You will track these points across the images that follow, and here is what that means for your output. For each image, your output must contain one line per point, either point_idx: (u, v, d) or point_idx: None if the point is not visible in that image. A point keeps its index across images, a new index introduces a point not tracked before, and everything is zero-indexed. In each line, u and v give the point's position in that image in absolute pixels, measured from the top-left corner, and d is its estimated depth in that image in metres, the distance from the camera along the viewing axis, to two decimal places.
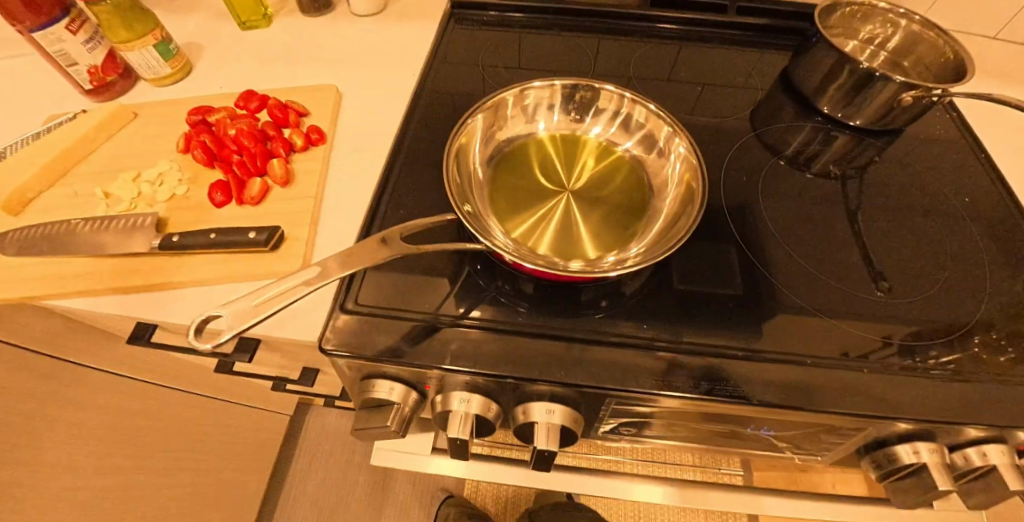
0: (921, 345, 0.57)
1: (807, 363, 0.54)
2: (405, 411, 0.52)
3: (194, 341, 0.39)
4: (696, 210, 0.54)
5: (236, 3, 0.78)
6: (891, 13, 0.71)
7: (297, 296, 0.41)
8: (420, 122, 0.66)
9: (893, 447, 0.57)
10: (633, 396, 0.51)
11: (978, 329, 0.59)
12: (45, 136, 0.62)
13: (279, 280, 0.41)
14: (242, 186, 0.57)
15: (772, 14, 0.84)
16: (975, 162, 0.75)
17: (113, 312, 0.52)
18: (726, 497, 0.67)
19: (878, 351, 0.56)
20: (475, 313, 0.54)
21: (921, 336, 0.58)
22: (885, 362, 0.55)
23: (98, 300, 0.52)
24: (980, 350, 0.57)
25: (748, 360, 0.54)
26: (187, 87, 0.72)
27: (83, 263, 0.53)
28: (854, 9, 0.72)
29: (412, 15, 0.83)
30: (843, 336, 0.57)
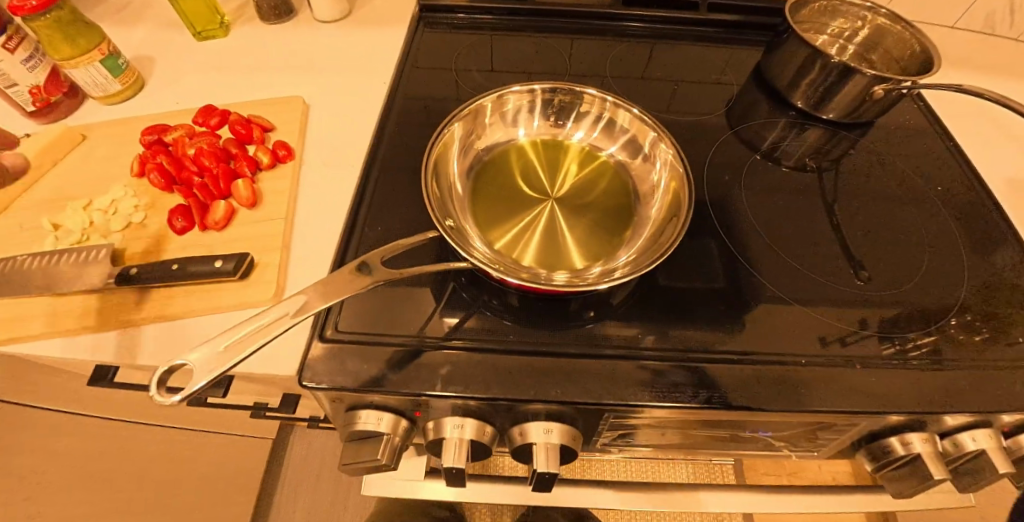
0: (897, 331, 0.57)
1: (796, 362, 0.53)
2: (392, 441, 0.48)
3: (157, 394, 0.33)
4: (682, 219, 0.51)
5: (188, 13, 0.73)
6: (858, 8, 0.71)
7: (280, 330, 0.36)
8: (393, 131, 0.63)
9: (886, 440, 0.56)
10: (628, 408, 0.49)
11: (955, 313, 0.59)
12: None
13: (257, 315, 0.37)
14: (205, 210, 0.53)
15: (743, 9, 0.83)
16: (942, 148, 0.76)
17: (65, 357, 0.47)
18: (734, 498, 0.65)
19: (852, 333, 0.56)
20: (462, 333, 0.51)
21: (896, 322, 0.58)
22: (859, 344, 0.55)
23: (47, 344, 0.47)
24: (956, 332, 0.57)
25: (734, 362, 0.52)
26: (140, 104, 0.67)
27: (31, 303, 0.48)
28: (822, 4, 0.72)
29: (378, 19, 0.80)
30: (799, 318, 0.57)
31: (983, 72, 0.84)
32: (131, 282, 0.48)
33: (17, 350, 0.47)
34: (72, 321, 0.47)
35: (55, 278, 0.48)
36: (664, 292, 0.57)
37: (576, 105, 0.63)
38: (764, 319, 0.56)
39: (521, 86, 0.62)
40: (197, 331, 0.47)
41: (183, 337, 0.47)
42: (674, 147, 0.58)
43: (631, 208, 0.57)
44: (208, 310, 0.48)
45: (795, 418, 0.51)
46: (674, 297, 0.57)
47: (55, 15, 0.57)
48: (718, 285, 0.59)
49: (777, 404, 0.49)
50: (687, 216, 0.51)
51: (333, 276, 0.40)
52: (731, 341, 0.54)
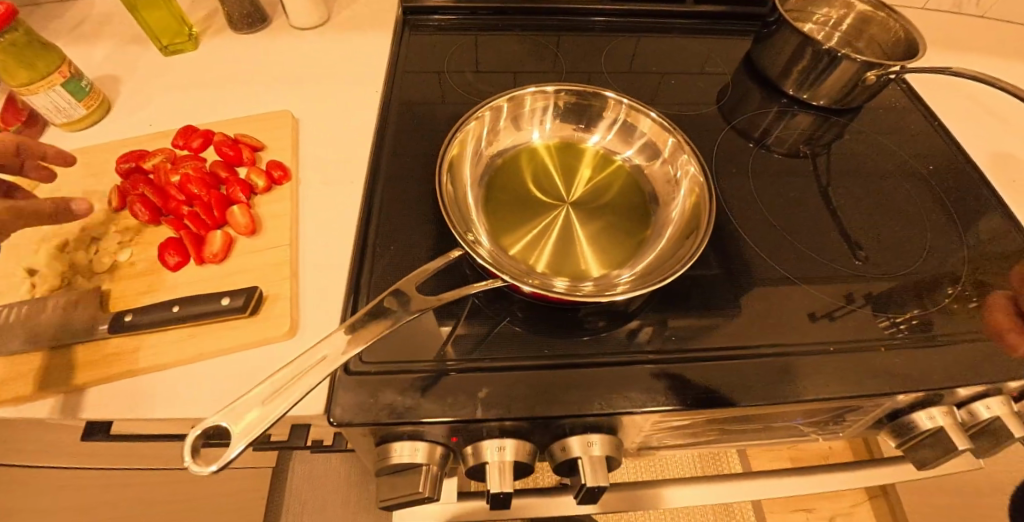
0: (894, 301, 0.57)
1: (809, 354, 0.51)
2: (430, 471, 0.45)
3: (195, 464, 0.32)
4: (700, 237, 0.50)
5: (154, 26, 0.68)
6: None
7: (314, 383, 0.35)
8: (392, 142, 0.60)
9: (908, 416, 0.54)
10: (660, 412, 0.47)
11: (948, 281, 0.60)
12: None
13: (289, 364, 0.36)
14: (200, 242, 0.49)
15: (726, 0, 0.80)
16: (926, 127, 0.76)
17: (60, 415, 0.42)
18: (776, 483, 0.63)
19: (836, 308, 0.56)
20: (490, 352, 0.48)
21: (893, 292, 0.58)
22: (844, 317, 0.55)
23: (37, 404, 0.43)
24: (951, 303, 0.57)
25: (736, 358, 0.50)
26: (110, 127, 0.62)
27: (13, 360, 0.43)
28: None
29: (359, 24, 0.76)
30: (796, 302, 0.56)
31: (957, 49, 0.87)
32: (128, 328, 0.43)
33: (3, 414, 0.42)
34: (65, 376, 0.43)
35: (38, 330, 0.43)
36: (684, 287, 0.55)
37: (597, 108, 0.61)
38: (758, 304, 0.55)
39: (536, 88, 0.60)
40: (207, 375, 0.44)
41: (193, 383, 0.43)
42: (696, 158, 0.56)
43: (648, 212, 0.56)
44: (218, 351, 0.44)
45: (814, 405, 0.50)
46: (696, 291, 0.55)
47: (10, 37, 0.52)
48: (718, 274, 0.57)
49: (787, 395, 0.48)
50: (705, 236, 0.49)
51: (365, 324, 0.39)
52: (728, 329, 0.52)
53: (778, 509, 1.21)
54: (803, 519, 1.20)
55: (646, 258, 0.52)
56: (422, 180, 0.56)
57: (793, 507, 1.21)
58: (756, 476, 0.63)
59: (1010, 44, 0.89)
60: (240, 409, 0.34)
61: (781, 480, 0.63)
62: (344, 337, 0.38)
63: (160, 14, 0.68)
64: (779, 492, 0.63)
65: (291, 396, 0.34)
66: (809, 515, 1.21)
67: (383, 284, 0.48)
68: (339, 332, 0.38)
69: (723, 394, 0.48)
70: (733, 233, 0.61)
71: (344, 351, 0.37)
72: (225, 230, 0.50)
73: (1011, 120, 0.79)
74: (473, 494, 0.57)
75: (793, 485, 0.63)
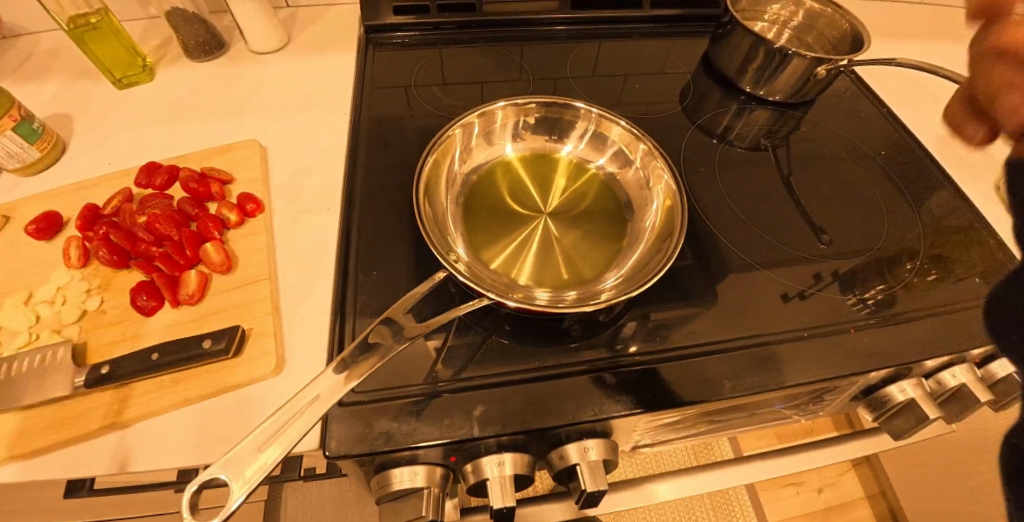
0: (868, 285, 0.60)
1: (785, 341, 0.53)
2: (432, 493, 0.45)
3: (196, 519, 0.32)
4: (674, 239, 0.51)
5: (104, 58, 0.66)
6: None
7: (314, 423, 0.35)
8: (364, 165, 0.59)
9: (881, 390, 0.56)
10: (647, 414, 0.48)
11: (911, 260, 0.63)
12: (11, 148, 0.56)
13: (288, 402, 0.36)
14: (174, 284, 0.48)
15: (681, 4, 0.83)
16: (876, 114, 0.80)
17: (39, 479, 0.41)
18: (765, 466, 0.65)
19: (809, 286, 0.59)
20: (479, 369, 0.48)
21: (865, 276, 0.61)
22: (816, 296, 0.58)
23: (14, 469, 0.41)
24: (915, 277, 0.61)
25: (716, 353, 0.52)
26: (67, 169, 0.60)
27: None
28: None
29: (320, 45, 0.75)
30: (766, 291, 0.58)
31: (897, 37, 0.91)
32: (105, 381, 0.42)
33: None
34: (39, 438, 0.41)
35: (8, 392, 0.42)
36: (665, 285, 0.57)
37: (565, 119, 0.62)
38: (730, 292, 0.57)
39: (507, 102, 0.60)
40: (192, 423, 0.43)
41: (178, 432, 0.42)
42: (666, 163, 0.58)
43: (624, 217, 0.57)
44: (205, 396, 0.43)
45: (795, 390, 0.52)
46: (676, 288, 0.57)
47: None
48: (695, 271, 0.58)
49: (770, 382, 0.50)
50: (680, 236, 0.51)
51: (355, 357, 0.39)
52: (704, 323, 0.54)
53: (769, 485, 1.25)
54: (793, 493, 1.25)
55: (625, 263, 0.53)
56: (399, 202, 0.56)
57: (783, 482, 1.26)
58: (744, 462, 0.65)
59: (947, 28, 0.94)
60: (237, 461, 0.33)
61: (769, 463, 0.65)
62: (337, 375, 0.38)
63: (110, 47, 0.66)
64: (766, 475, 0.65)
65: (292, 438, 0.34)
66: (799, 488, 1.25)
67: (369, 311, 0.48)
68: (331, 370, 0.38)
69: (709, 387, 0.49)
70: (706, 229, 0.63)
71: (340, 388, 0.38)
72: (201, 269, 0.49)
73: None
74: (473, 509, 0.57)
75: (778, 467, 0.65)
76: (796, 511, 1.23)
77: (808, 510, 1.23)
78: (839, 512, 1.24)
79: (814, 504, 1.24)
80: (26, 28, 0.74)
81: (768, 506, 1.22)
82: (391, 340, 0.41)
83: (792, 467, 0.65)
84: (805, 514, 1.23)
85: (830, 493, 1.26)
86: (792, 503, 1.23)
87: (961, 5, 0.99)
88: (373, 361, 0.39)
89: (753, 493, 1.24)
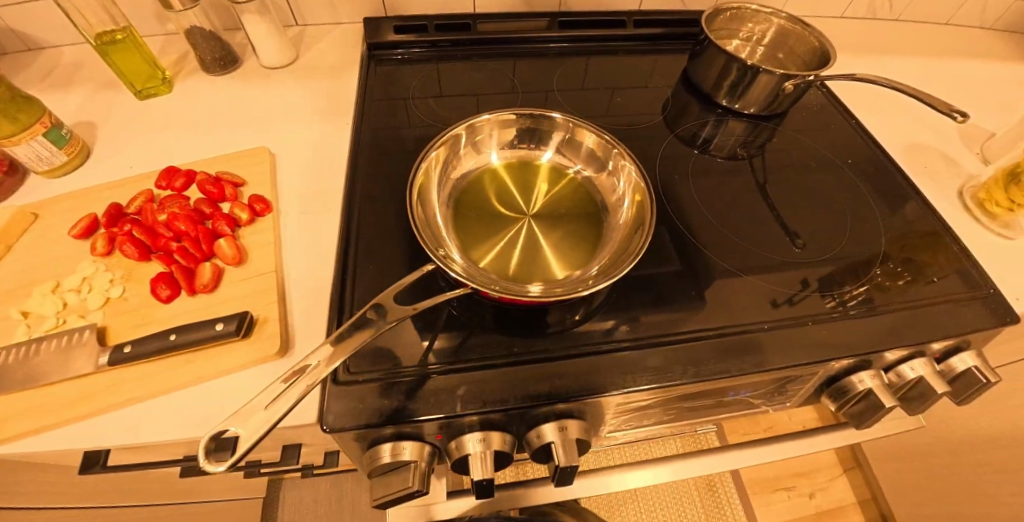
0: (834, 286, 0.64)
1: (748, 332, 0.58)
2: (419, 467, 0.49)
3: (206, 463, 0.37)
4: (644, 234, 0.56)
5: (126, 71, 0.72)
6: (761, 14, 0.79)
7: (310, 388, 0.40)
8: (364, 169, 0.64)
9: (842, 381, 0.60)
10: (619, 396, 0.52)
11: (875, 262, 0.67)
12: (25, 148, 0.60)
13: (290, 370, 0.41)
14: (190, 275, 0.52)
15: (663, 23, 0.88)
16: (846, 126, 0.85)
17: (65, 447, 0.45)
18: (750, 453, 0.68)
19: (798, 291, 0.63)
20: (464, 354, 0.52)
21: (831, 277, 0.65)
22: (803, 299, 0.62)
23: (43, 437, 0.46)
24: (882, 278, 0.65)
25: (686, 342, 0.56)
26: (91, 172, 0.65)
27: (18, 397, 0.46)
28: (733, 13, 0.79)
29: (326, 61, 0.81)
30: (736, 289, 0.62)
31: (870, 54, 0.97)
32: (127, 358, 0.46)
33: (11, 449, 0.45)
34: (65, 410, 0.46)
35: (42, 369, 0.46)
36: (642, 282, 0.61)
37: (547, 128, 0.67)
38: (701, 289, 0.61)
39: (494, 114, 0.65)
40: (205, 398, 0.47)
41: (192, 407, 0.47)
42: (635, 165, 0.63)
43: (601, 218, 0.62)
44: (217, 375, 0.48)
45: (757, 378, 0.56)
46: (652, 285, 0.61)
47: None
48: (668, 269, 0.63)
49: (734, 368, 0.54)
50: (650, 230, 0.55)
51: (348, 333, 0.44)
52: (675, 316, 0.58)
53: (760, 489, 1.28)
54: (784, 498, 1.27)
55: (601, 258, 0.58)
56: (395, 202, 0.61)
57: (774, 487, 1.28)
58: (731, 449, 0.69)
59: (919, 44, 1.00)
60: (246, 413, 0.39)
61: (755, 451, 0.69)
62: (329, 350, 0.43)
63: (133, 62, 0.71)
64: (755, 462, 0.68)
65: (291, 399, 0.40)
66: (790, 493, 1.28)
67: (365, 301, 0.52)
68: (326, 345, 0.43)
69: (676, 373, 0.53)
70: (682, 232, 0.68)
71: (332, 361, 0.42)
72: (215, 263, 0.54)
73: (922, 114, 0.88)
74: (462, 492, 0.61)
75: (767, 453, 0.69)
76: (786, 515, 1.25)
77: (799, 515, 1.25)
78: (831, 517, 1.26)
79: (805, 509, 1.26)
80: (50, 43, 0.80)
81: (759, 510, 1.25)
82: (381, 323, 0.46)
83: (781, 454, 0.69)
84: (795, 518, 1.25)
85: (821, 498, 1.28)
86: (783, 507, 1.26)
87: (936, 21, 1.04)
88: (364, 339, 0.44)
89: (745, 497, 1.26)
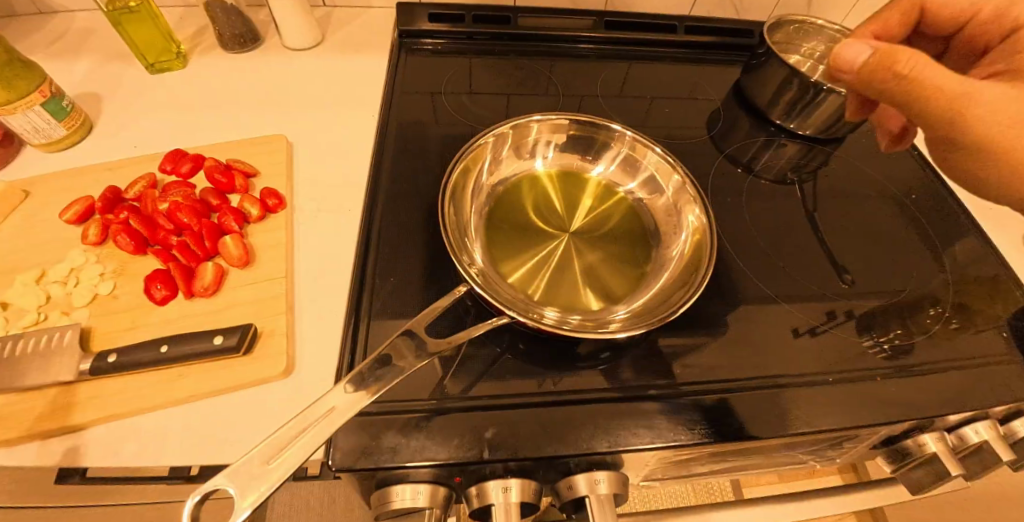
0: (881, 328, 0.58)
1: (783, 387, 0.51)
2: (433, 514, 0.43)
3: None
4: (703, 272, 0.50)
5: (140, 43, 0.66)
6: (827, 30, 0.72)
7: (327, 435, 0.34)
8: (390, 167, 0.58)
9: (903, 443, 0.55)
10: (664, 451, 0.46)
11: (925, 302, 0.61)
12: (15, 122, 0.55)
13: (301, 412, 0.34)
14: (189, 275, 0.47)
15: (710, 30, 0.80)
16: (907, 156, 0.78)
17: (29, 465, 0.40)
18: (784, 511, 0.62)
19: (822, 322, 0.57)
20: (485, 391, 0.46)
21: (879, 317, 0.59)
22: (827, 333, 0.56)
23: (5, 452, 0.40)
24: (934, 322, 0.59)
25: (714, 392, 0.49)
26: (90, 149, 0.60)
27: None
28: (796, 26, 0.72)
29: (354, 45, 0.75)
30: (763, 320, 0.56)
31: None
32: (111, 370, 0.41)
33: None
34: (35, 422, 0.40)
35: (16, 371, 0.41)
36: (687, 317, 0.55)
37: (602, 139, 0.62)
38: (752, 329, 0.55)
39: (544, 117, 0.60)
40: (192, 422, 0.41)
41: (176, 431, 0.41)
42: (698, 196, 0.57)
43: (648, 244, 0.56)
44: (209, 394, 0.42)
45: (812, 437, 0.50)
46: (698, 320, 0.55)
47: None
48: (718, 303, 0.56)
49: (791, 426, 0.48)
50: (710, 269, 0.50)
51: (368, 367, 0.37)
52: (727, 359, 0.52)
53: None
54: None
55: (646, 292, 0.52)
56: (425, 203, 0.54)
57: None
58: None
59: None
60: (245, 468, 0.32)
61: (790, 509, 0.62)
62: (352, 386, 0.36)
63: (147, 34, 0.66)
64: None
65: (305, 446, 0.33)
66: None
67: (384, 315, 0.46)
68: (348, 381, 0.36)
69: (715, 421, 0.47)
70: (731, 262, 0.61)
71: (356, 402, 0.36)
72: (219, 263, 0.48)
73: None
74: None
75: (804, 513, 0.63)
76: None
77: None
78: None
79: None
80: (62, 5, 0.74)
81: None
82: (412, 353, 0.40)
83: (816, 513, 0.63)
84: None
85: None
86: None
87: None
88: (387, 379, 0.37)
89: None
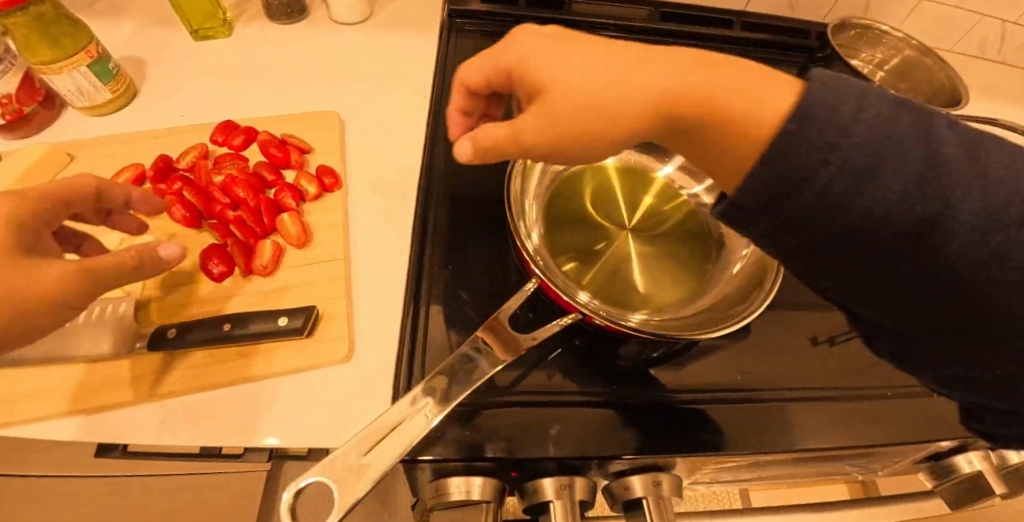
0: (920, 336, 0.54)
1: (787, 401, 0.47)
2: (492, 508, 0.42)
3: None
4: (768, 287, 0.49)
5: (186, 8, 0.64)
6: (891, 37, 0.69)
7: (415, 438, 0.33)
8: (445, 141, 0.54)
9: (950, 458, 0.54)
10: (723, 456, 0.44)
11: None
12: (57, 85, 0.53)
13: (387, 409, 0.34)
14: (248, 252, 0.45)
15: (772, 30, 0.74)
16: None
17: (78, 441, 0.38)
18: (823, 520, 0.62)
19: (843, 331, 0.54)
20: (536, 384, 0.46)
21: None
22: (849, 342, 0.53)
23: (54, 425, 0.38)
24: None
25: (722, 403, 0.46)
26: (133, 115, 0.58)
27: (39, 374, 0.40)
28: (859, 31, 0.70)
29: (404, 21, 0.72)
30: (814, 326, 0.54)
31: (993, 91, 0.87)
32: (172, 345, 0.40)
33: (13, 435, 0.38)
34: (88, 395, 0.39)
35: (68, 344, 0.40)
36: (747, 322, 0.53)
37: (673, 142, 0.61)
38: (808, 333, 0.53)
39: None
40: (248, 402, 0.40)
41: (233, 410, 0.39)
42: None
43: (708, 251, 0.55)
44: (266, 375, 0.40)
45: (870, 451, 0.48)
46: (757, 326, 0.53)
47: (35, 9, 0.49)
48: (777, 309, 0.55)
49: (854, 439, 0.46)
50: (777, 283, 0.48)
51: (451, 366, 0.36)
52: (786, 365, 0.50)
53: None
54: None
55: (707, 298, 0.51)
56: (487, 184, 0.51)
57: None
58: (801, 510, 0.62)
59: None
60: (337, 464, 0.31)
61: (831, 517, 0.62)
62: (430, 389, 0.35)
63: None
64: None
65: (394, 446, 0.33)
66: None
67: (443, 297, 0.44)
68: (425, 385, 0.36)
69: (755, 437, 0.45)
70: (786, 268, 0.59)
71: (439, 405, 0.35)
72: (278, 241, 0.47)
73: None
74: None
75: None
76: None
77: None
78: None
79: None
80: None
81: None
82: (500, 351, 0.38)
83: None
84: None
85: None
86: None
87: None
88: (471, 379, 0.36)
89: None
